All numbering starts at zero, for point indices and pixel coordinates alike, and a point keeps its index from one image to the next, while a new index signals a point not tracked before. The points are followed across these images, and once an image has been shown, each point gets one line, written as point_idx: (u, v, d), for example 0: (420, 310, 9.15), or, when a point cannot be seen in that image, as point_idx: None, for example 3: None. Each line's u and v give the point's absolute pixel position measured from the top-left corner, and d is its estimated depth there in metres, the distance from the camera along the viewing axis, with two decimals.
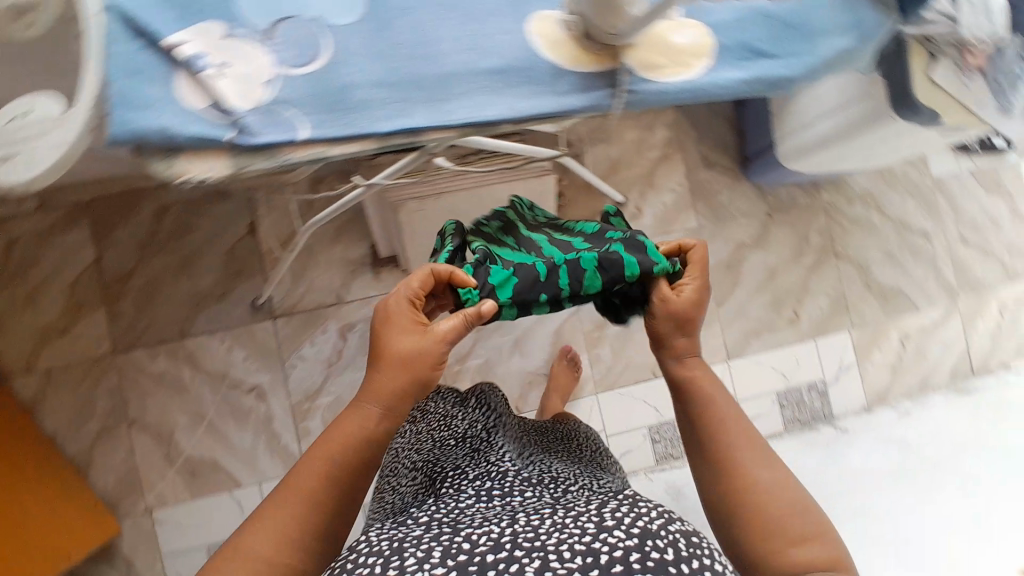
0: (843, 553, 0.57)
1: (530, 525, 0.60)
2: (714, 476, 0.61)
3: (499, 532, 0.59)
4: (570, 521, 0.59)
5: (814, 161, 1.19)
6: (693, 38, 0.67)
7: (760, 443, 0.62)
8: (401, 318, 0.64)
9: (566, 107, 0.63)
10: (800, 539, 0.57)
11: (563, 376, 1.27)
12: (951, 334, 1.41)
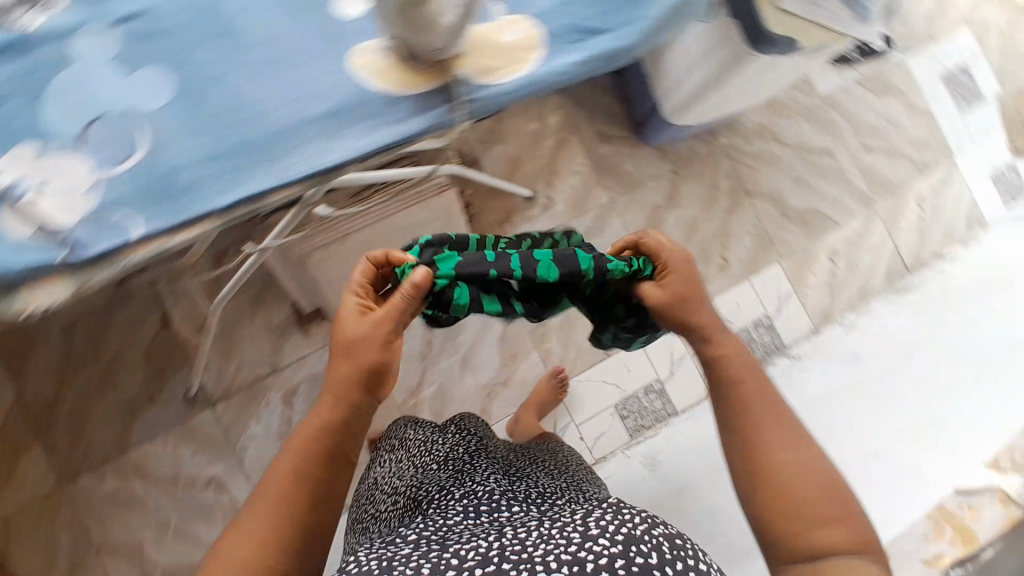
0: (860, 538, 0.56)
1: (518, 539, 0.60)
2: (740, 449, 0.61)
3: (485, 546, 0.59)
4: (555, 531, 0.60)
5: (698, 112, 1.21)
6: (520, 32, 0.66)
7: (781, 413, 0.62)
8: (351, 312, 0.64)
9: (405, 132, 0.61)
10: (818, 525, 0.56)
11: (546, 394, 1.25)
12: (878, 239, 1.44)
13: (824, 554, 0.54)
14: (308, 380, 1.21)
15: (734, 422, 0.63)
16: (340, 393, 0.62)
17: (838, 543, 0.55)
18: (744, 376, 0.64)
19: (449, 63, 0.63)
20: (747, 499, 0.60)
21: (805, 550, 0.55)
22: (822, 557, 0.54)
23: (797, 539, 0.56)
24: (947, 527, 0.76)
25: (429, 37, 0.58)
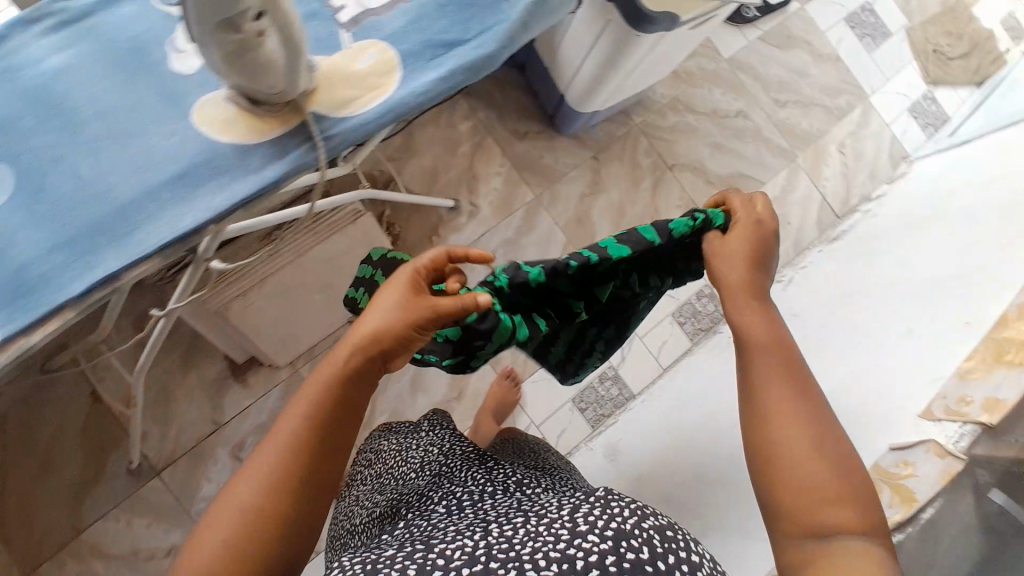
0: (867, 511, 0.51)
1: (504, 535, 0.54)
2: (750, 417, 0.57)
3: (472, 545, 0.53)
4: (542, 527, 0.53)
5: (603, 99, 1.18)
6: (374, 57, 0.62)
7: (801, 379, 0.57)
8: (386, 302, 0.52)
9: (268, 178, 0.57)
10: (824, 499, 0.51)
11: (503, 396, 1.23)
12: (803, 191, 1.46)
13: (824, 535, 0.50)
14: (254, 431, 1.18)
15: (749, 391, 0.58)
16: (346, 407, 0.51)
17: (846, 521, 0.50)
18: (770, 347, 0.59)
19: (300, 101, 0.58)
20: (758, 473, 0.55)
21: (808, 527, 0.51)
22: (822, 533, 0.50)
23: (794, 515, 0.52)
24: (882, 487, 0.65)
25: (264, 79, 0.53)
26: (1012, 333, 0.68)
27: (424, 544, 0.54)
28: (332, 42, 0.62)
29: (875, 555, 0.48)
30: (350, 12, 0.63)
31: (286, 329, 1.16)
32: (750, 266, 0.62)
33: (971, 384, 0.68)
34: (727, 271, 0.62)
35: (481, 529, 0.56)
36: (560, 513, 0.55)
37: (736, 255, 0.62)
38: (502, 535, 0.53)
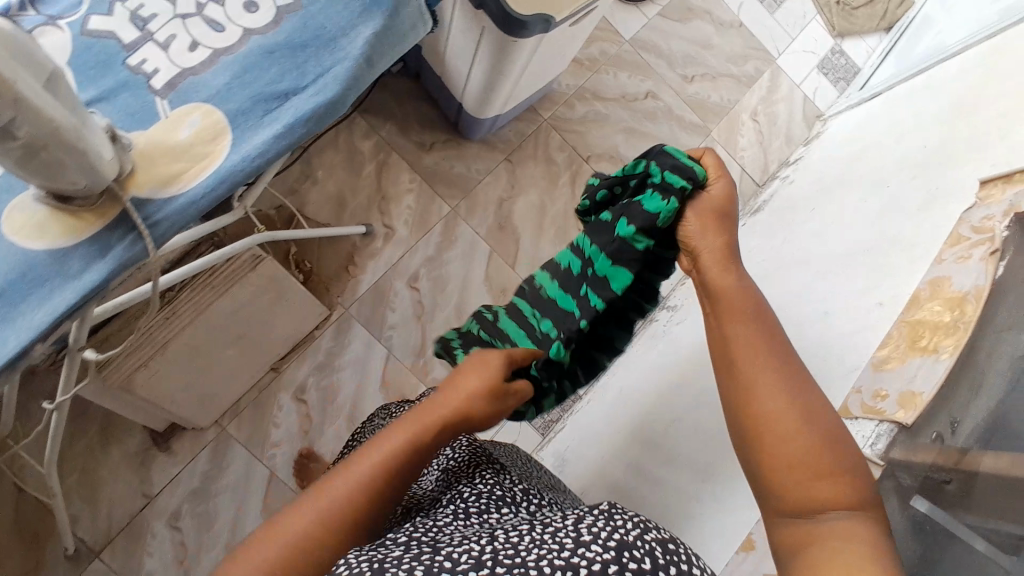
0: (861, 495, 0.44)
1: (508, 540, 0.48)
2: (729, 369, 0.51)
3: (479, 548, 0.46)
4: (546, 534, 0.47)
5: (501, 104, 1.14)
6: (197, 124, 0.57)
7: (776, 346, 0.50)
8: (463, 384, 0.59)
9: (95, 283, 0.51)
10: (814, 473, 0.44)
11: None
12: (722, 163, 1.45)
13: (813, 513, 0.44)
14: (188, 498, 1.12)
15: (728, 361, 0.51)
16: (404, 475, 0.53)
17: (832, 497, 0.43)
18: (748, 305, 0.53)
19: (116, 188, 0.52)
20: (742, 449, 0.48)
21: (798, 505, 0.44)
22: (813, 514, 0.44)
23: (781, 490, 0.45)
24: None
25: (65, 177, 0.47)
26: (927, 315, 0.67)
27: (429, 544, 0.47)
28: (147, 112, 0.56)
29: (869, 533, 0.42)
30: (166, 75, 0.57)
31: (204, 389, 1.08)
32: (723, 234, 0.59)
33: (887, 375, 0.67)
34: (699, 245, 0.59)
35: (487, 533, 0.49)
36: (566, 522, 0.48)
37: (707, 224, 0.59)
38: (511, 540, 0.47)
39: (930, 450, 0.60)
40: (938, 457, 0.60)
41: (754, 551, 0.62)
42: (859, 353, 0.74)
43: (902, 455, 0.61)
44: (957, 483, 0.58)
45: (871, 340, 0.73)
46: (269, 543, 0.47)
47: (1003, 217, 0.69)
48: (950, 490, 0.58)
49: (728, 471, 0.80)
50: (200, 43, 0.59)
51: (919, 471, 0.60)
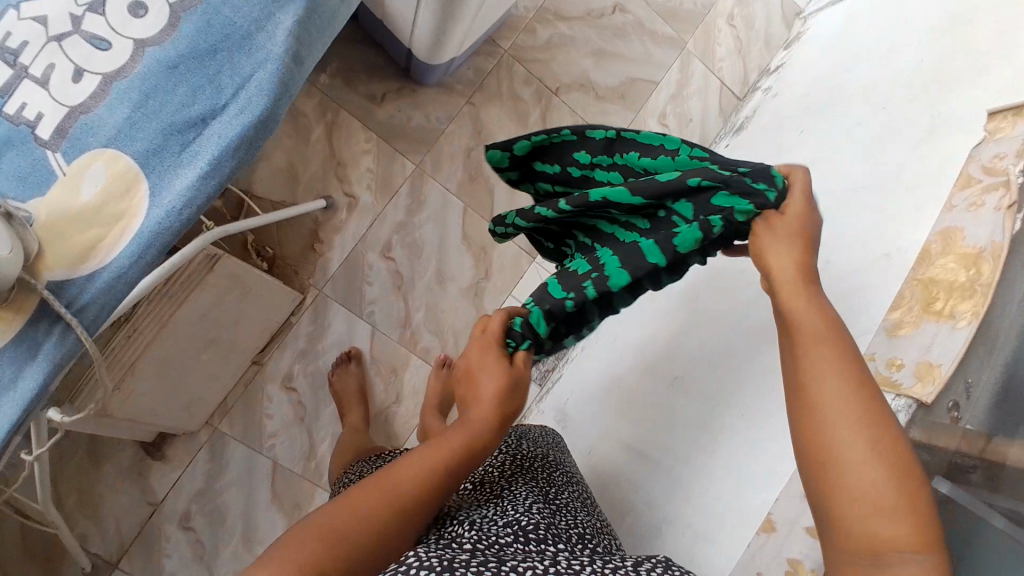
0: (921, 531, 0.41)
1: (571, 568, 0.50)
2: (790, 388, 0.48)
3: (544, 569, 0.49)
4: (608, 572, 0.50)
5: (454, 48, 1.01)
6: (102, 175, 0.48)
7: (853, 373, 0.46)
8: (480, 400, 0.61)
9: (32, 389, 0.46)
10: (877, 509, 0.42)
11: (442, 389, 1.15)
12: (699, 77, 1.39)
13: (882, 556, 0.41)
14: (194, 499, 1.10)
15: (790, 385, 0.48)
16: (441, 493, 0.54)
17: (898, 535, 0.41)
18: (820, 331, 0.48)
19: (25, 275, 0.45)
20: (810, 486, 0.46)
21: (868, 544, 0.42)
22: (881, 557, 0.41)
23: (843, 522, 0.43)
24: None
25: None
26: (940, 274, 0.68)
27: (495, 561, 0.49)
28: (41, 171, 0.47)
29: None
30: (54, 119, 0.48)
31: (188, 395, 1.04)
32: (802, 252, 0.52)
33: (901, 342, 0.68)
34: (773, 257, 0.52)
35: (549, 558, 0.52)
36: (625, 563, 0.52)
37: (791, 238, 0.52)
38: (574, 569, 0.50)
39: (954, 434, 0.61)
40: (961, 441, 0.61)
41: (772, 532, 0.64)
42: (870, 314, 0.74)
43: (922, 436, 0.62)
44: (982, 471, 0.58)
45: (882, 299, 0.73)
46: (328, 528, 0.47)
47: (1018, 158, 0.67)
48: (974, 478, 0.58)
49: (735, 451, 0.73)
50: (86, 70, 0.49)
51: (941, 457, 0.61)
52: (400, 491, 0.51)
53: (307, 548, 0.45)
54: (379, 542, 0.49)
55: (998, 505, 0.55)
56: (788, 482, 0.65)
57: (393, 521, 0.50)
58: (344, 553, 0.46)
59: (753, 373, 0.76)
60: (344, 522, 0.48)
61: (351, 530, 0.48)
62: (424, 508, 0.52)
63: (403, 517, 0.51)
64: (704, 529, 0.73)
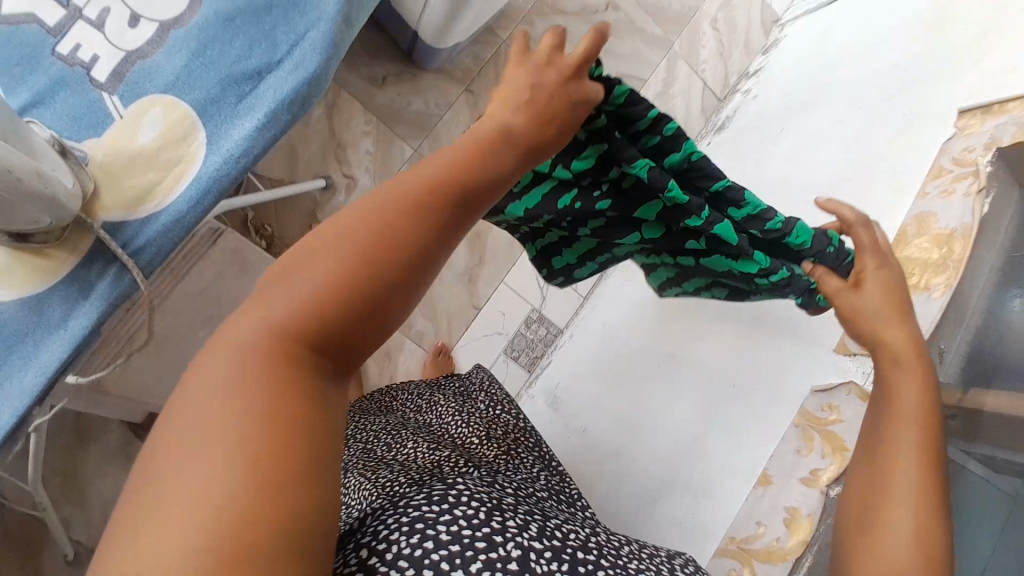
0: None
1: (609, 542, 0.51)
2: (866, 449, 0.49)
3: (583, 535, 0.49)
4: (637, 552, 0.52)
5: (463, 28, 1.04)
6: (160, 121, 0.49)
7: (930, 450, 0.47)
8: (507, 99, 0.42)
9: (79, 334, 0.46)
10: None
11: (439, 372, 1.17)
12: (685, 78, 1.47)
13: None
14: None
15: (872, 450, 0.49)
16: (464, 195, 0.38)
17: None
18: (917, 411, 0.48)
19: (82, 214, 0.46)
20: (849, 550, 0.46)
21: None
22: None
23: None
24: (813, 437, 0.68)
25: (22, 218, 0.41)
26: (915, 255, 0.75)
27: (540, 515, 0.49)
28: (96, 112, 0.48)
29: None
30: (109, 63, 0.49)
31: (181, 374, 1.01)
32: (902, 324, 0.53)
33: None
34: (879, 328, 0.53)
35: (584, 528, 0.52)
36: (660, 553, 0.54)
37: (878, 313, 0.53)
38: (610, 543, 0.51)
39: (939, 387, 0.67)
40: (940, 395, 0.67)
41: (770, 485, 0.69)
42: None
43: None
44: (960, 418, 0.65)
45: None
46: (317, 261, 0.32)
47: (985, 151, 0.74)
48: (954, 425, 0.65)
49: (733, 412, 0.78)
50: (141, 16, 0.50)
51: None
52: (393, 200, 0.35)
53: (297, 288, 0.32)
54: (406, 265, 0.34)
55: (973, 451, 0.63)
56: (786, 439, 0.70)
57: (413, 244, 0.34)
58: (363, 287, 0.32)
59: (743, 345, 0.82)
60: (342, 251, 0.32)
61: (355, 254, 0.33)
62: (443, 219, 0.36)
63: (422, 236, 0.35)
64: (709, 487, 0.75)
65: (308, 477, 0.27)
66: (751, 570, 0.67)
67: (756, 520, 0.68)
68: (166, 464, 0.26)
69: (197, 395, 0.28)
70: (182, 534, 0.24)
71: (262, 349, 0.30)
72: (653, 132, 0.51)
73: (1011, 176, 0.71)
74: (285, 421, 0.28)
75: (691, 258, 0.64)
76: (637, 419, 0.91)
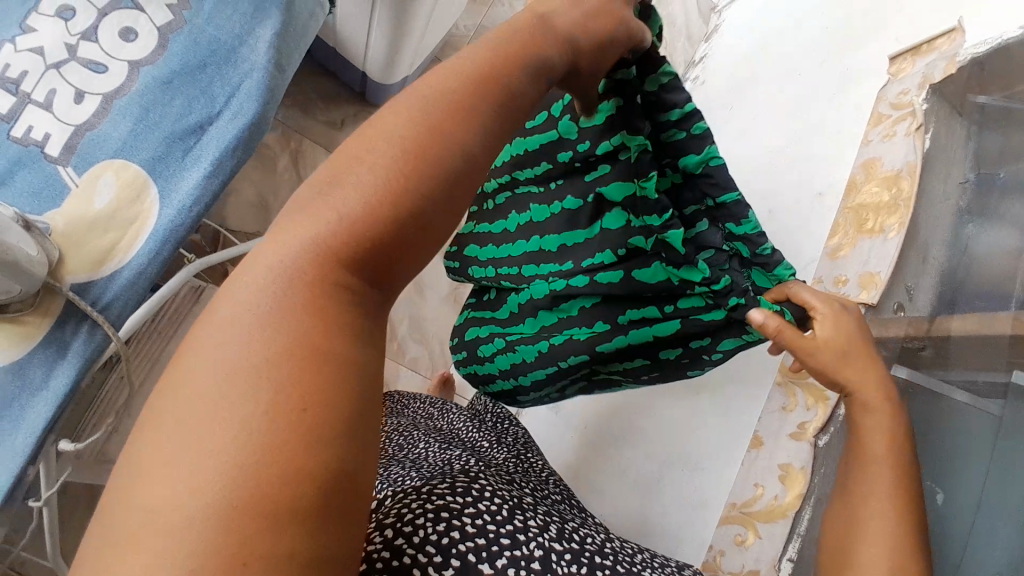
0: None
1: (621, 545, 0.49)
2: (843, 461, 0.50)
3: (597, 539, 0.47)
4: (650, 558, 0.49)
5: (408, 60, 1.09)
6: (113, 184, 0.54)
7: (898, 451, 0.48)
8: (561, 5, 0.38)
9: (62, 391, 0.51)
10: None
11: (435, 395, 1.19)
12: None
13: None
14: None
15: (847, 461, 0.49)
16: (511, 101, 0.34)
17: None
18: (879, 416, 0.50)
19: (50, 279, 0.50)
20: (832, 544, 0.47)
21: None
22: None
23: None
24: (795, 390, 0.69)
25: None
26: (868, 198, 0.78)
27: (558, 517, 0.47)
28: (54, 185, 0.53)
29: None
30: (61, 138, 0.54)
31: None
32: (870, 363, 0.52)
33: (843, 261, 0.78)
34: (845, 372, 0.51)
35: (601, 531, 0.50)
36: (670, 561, 0.50)
37: (843, 360, 0.51)
38: (622, 545, 0.49)
39: (901, 322, 0.68)
40: (908, 327, 0.67)
41: (762, 446, 0.70)
42: (813, 240, 0.85)
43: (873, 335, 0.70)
44: (931, 348, 0.63)
45: (819, 230, 0.84)
46: (357, 172, 0.30)
47: (919, 90, 0.77)
48: (924, 355, 0.64)
49: (719, 383, 0.79)
50: (86, 92, 0.56)
51: (894, 344, 0.67)
52: (437, 100, 0.31)
53: (335, 204, 0.29)
54: (450, 182, 0.31)
55: (954, 379, 0.60)
56: (771, 400, 0.71)
57: (457, 155, 0.31)
58: (405, 205, 0.29)
59: None
60: (385, 157, 0.30)
61: (395, 165, 0.30)
62: (489, 129, 0.32)
63: (466, 145, 0.31)
64: (703, 460, 0.77)
65: (353, 424, 0.26)
66: (756, 533, 0.66)
67: (754, 482, 0.69)
68: (202, 398, 0.24)
69: (234, 325, 0.26)
70: (222, 474, 0.23)
71: (301, 279, 0.27)
72: (682, 125, 0.48)
73: (945, 109, 0.73)
74: (327, 363, 0.26)
75: (616, 275, 0.53)
76: (629, 407, 0.92)
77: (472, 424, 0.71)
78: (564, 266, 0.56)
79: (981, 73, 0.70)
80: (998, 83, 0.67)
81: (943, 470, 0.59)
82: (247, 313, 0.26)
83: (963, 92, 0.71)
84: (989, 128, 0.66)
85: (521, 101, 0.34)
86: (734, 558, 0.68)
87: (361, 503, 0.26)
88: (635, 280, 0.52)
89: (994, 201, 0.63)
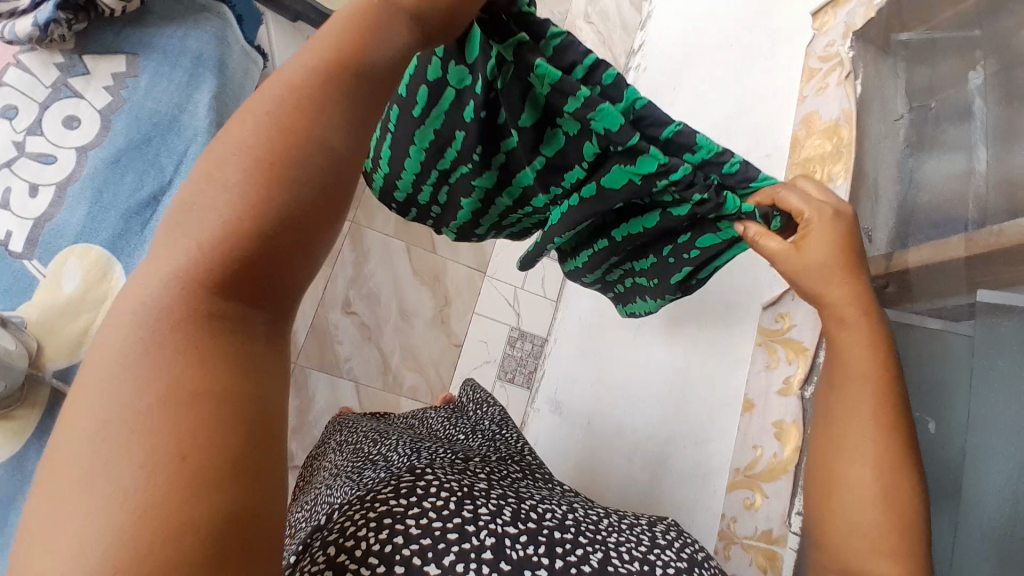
0: (922, 552, 0.44)
1: (590, 514, 0.48)
2: (826, 391, 0.50)
3: (560, 511, 0.46)
4: (622, 525, 0.49)
5: None
6: (78, 269, 0.59)
7: (882, 373, 0.47)
8: None
9: None
10: (861, 505, 0.45)
11: None
12: None
13: (867, 555, 0.44)
14: None
15: (831, 387, 0.49)
16: (370, 83, 0.30)
17: (875, 541, 0.44)
18: (875, 343, 0.48)
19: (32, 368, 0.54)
20: (813, 477, 0.49)
21: (844, 549, 0.45)
22: (858, 560, 0.44)
23: (836, 516, 0.46)
24: (775, 347, 0.70)
25: None
26: (813, 149, 0.80)
27: (516, 497, 0.46)
28: (23, 280, 0.57)
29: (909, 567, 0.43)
30: (22, 233, 0.58)
31: None
32: (855, 279, 0.48)
33: None
34: (818, 286, 0.49)
35: (567, 503, 0.49)
36: (640, 521, 0.50)
37: (820, 276, 0.48)
38: (591, 513, 0.48)
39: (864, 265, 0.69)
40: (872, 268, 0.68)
41: (754, 408, 0.71)
42: None
43: None
44: (894, 284, 0.65)
45: None
46: (206, 197, 0.26)
47: (844, 40, 0.79)
48: (890, 291, 0.65)
49: (704, 357, 0.82)
50: (40, 184, 0.61)
51: None
52: (285, 97, 0.28)
53: (191, 233, 0.26)
54: (312, 185, 0.27)
55: (926, 311, 0.61)
56: (755, 361, 0.73)
57: (318, 154, 0.28)
58: (268, 222, 0.26)
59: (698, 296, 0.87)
60: (240, 172, 0.26)
61: (252, 179, 0.26)
62: (351, 121, 0.29)
63: (323, 143, 0.28)
64: (703, 432, 0.78)
65: (240, 466, 0.24)
66: (763, 493, 0.66)
67: (753, 444, 0.69)
68: (68, 462, 0.22)
69: (98, 384, 0.24)
70: (90, 550, 0.21)
71: (166, 318, 0.25)
72: (589, 83, 0.46)
73: (871, 51, 0.75)
74: (202, 404, 0.24)
75: (591, 189, 0.52)
76: (628, 397, 0.94)
77: (446, 424, 0.71)
78: (555, 190, 0.56)
79: (900, 11, 0.71)
80: (916, 18, 0.69)
81: (929, 402, 0.59)
82: (107, 370, 0.24)
83: (886, 33, 0.73)
84: (915, 63, 0.68)
85: (378, 88, 0.31)
86: (746, 521, 0.68)
87: (268, 538, 0.24)
88: (606, 190, 0.50)
89: (931, 132, 0.65)
